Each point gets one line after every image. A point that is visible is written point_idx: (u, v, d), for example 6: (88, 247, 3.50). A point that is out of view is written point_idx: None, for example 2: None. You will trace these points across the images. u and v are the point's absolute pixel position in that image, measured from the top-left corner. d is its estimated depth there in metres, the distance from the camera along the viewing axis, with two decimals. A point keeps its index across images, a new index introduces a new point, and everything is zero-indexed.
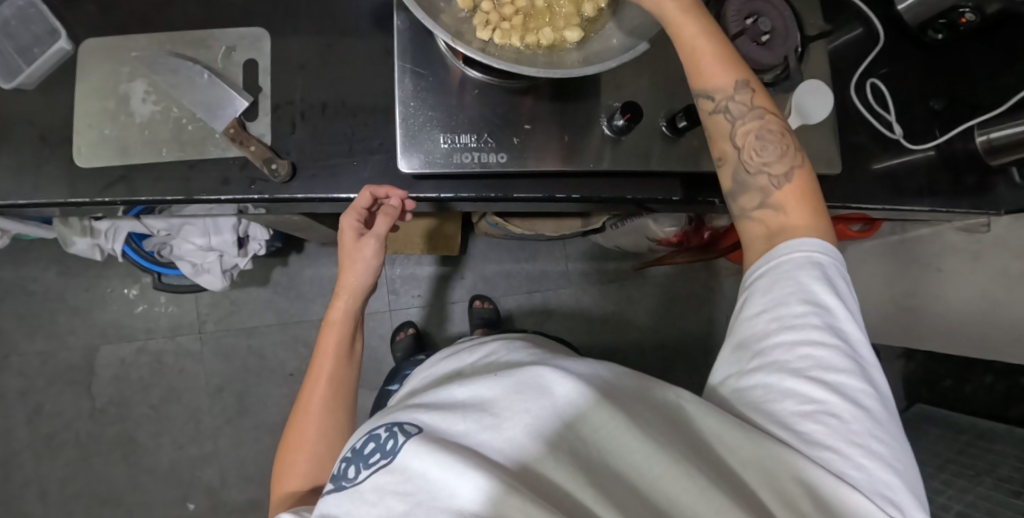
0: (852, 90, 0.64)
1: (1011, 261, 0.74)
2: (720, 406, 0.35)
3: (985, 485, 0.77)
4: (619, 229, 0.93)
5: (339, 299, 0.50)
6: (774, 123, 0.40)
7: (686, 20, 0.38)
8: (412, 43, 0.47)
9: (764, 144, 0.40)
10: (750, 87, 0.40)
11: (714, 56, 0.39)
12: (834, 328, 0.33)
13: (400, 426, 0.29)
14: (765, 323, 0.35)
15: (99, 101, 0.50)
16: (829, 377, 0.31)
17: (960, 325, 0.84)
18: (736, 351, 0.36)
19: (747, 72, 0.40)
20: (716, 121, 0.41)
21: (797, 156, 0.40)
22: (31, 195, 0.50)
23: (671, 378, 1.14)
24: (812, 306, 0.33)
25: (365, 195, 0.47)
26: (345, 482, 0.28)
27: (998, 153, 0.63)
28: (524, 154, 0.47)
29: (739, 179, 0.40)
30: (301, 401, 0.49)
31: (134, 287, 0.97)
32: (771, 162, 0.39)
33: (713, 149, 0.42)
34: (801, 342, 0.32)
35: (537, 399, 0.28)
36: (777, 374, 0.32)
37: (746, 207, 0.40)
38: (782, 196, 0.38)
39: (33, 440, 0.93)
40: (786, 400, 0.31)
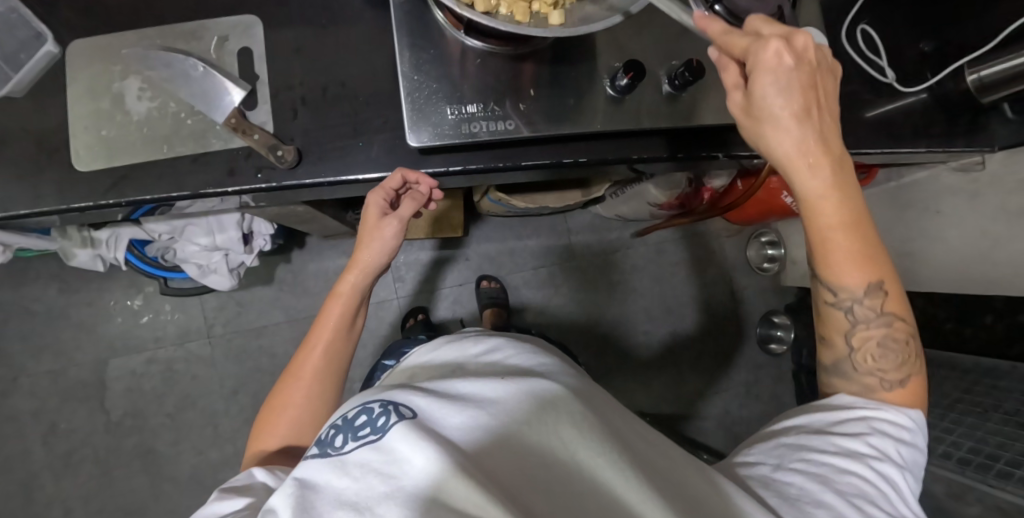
0: (843, 37, 0.65)
1: (1007, 196, 0.75)
2: (739, 474, 0.37)
3: (994, 420, 0.82)
4: (620, 197, 0.94)
5: (350, 273, 0.50)
6: (901, 329, 0.41)
7: (836, 206, 0.36)
8: (410, 17, 0.46)
9: (883, 352, 0.41)
10: (883, 294, 0.39)
11: (854, 258, 0.38)
12: (884, 474, 0.36)
13: (395, 405, 0.28)
14: (823, 441, 0.38)
15: (92, 102, 0.49)
16: (870, 508, 0.33)
17: (962, 266, 0.85)
18: (783, 446, 0.38)
19: (887, 277, 0.39)
20: (836, 314, 0.41)
21: (915, 362, 0.41)
22: (33, 204, 0.49)
23: (680, 342, 1.15)
24: (874, 450, 0.37)
25: (396, 178, 0.48)
26: (331, 450, 0.28)
27: (990, 90, 0.62)
28: (531, 119, 0.47)
29: (841, 367, 0.42)
30: (293, 362, 0.50)
31: (138, 297, 0.97)
32: (886, 369, 0.41)
33: (823, 331, 0.43)
34: (852, 471, 0.35)
35: (530, 403, 0.29)
36: (823, 484, 0.34)
37: (840, 386, 0.43)
38: (886, 398, 0.41)
39: (50, 460, 0.92)
40: (820, 508, 0.32)
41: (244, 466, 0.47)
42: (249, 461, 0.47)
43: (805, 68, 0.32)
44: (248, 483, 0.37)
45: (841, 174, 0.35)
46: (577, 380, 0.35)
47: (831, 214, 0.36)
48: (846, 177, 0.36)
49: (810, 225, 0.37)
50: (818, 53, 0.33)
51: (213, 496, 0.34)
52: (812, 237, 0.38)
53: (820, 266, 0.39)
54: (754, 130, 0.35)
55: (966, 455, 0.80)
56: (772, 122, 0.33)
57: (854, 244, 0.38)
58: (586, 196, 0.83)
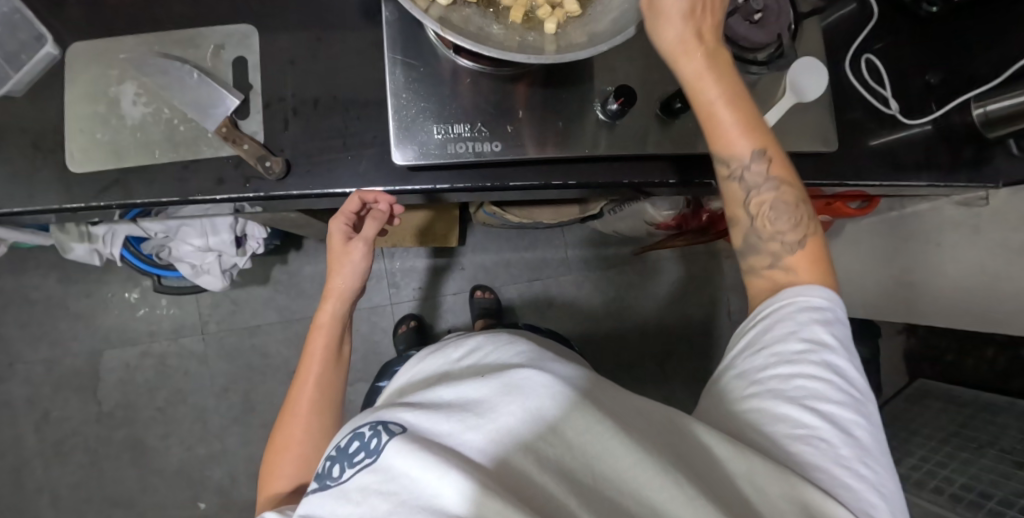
0: (847, 66, 0.64)
1: (1010, 234, 0.74)
2: (710, 419, 0.37)
3: (988, 457, 0.80)
4: (617, 215, 0.93)
5: (327, 302, 0.51)
6: (792, 193, 0.41)
7: (710, 72, 0.38)
8: (403, 34, 0.46)
9: (778, 215, 0.41)
10: (768, 159, 0.40)
11: (735, 126, 0.39)
12: (829, 363, 0.35)
13: (384, 425, 0.29)
14: (762, 355, 0.37)
15: (89, 105, 0.50)
16: (823, 407, 0.33)
17: (964, 299, 0.84)
18: (733, 376, 0.38)
19: (767, 143, 0.40)
20: (731, 187, 0.42)
21: (809, 220, 0.41)
22: (27, 202, 0.50)
23: (673, 361, 1.15)
24: (810, 343, 0.35)
25: (354, 201, 0.48)
26: (330, 479, 0.28)
27: (996, 125, 0.61)
28: (519, 141, 0.47)
29: (750, 241, 0.42)
30: (290, 400, 0.50)
31: (135, 291, 0.98)
32: (784, 233, 0.41)
33: (728, 211, 0.44)
34: (798, 374, 0.35)
35: (521, 401, 0.27)
36: (774, 399, 0.34)
37: (757, 265, 0.42)
38: (791, 263, 0.41)
39: (41, 446, 0.93)
40: (779, 424, 0.33)
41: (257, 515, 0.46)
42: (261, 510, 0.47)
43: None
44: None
45: (710, 42, 0.39)
46: (562, 359, 0.34)
47: (714, 88, 0.38)
48: (715, 45, 0.39)
49: (694, 101, 0.39)
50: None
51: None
52: (700, 114, 0.40)
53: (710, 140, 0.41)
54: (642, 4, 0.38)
55: (957, 491, 0.78)
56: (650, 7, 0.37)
57: (739, 113, 0.39)
58: (582, 213, 0.83)
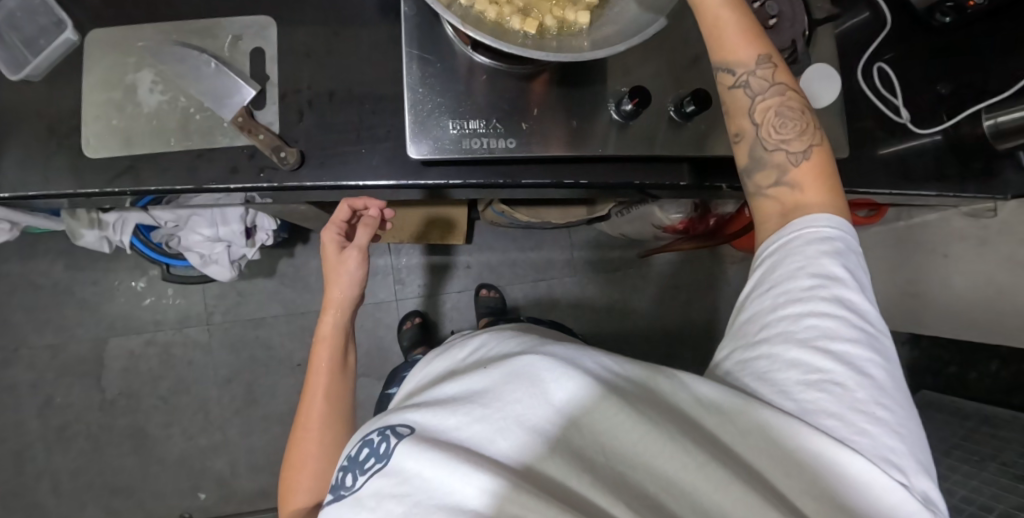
0: (858, 74, 0.64)
1: (1018, 247, 0.74)
2: (720, 374, 0.36)
3: (990, 470, 0.79)
4: (624, 217, 0.94)
5: (327, 313, 0.52)
6: (796, 102, 0.41)
7: None
8: (420, 29, 0.47)
9: (782, 122, 0.41)
10: (772, 63, 0.41)
11: (737, 28, 0.40)
12: (842, 298, 0.34)
13: (392, 429, 0.29)
14: (772, 297, 0.36)
15: (107, 92, 0.50)
16: (836, 347, 0.32)
17: (969, 311, 0.84)
18: (744, 325, 0.37)
19: (769, 48, 0.41)
20: (736, 96, 0.42)
21: (813, 132, 0.41)
22: (41, 186, 0.50)
23: (676, 366, 1.14)
24: (821, 280, 0.34)
25: (344, 209, 0.50)
26: (344, 490, 0.28)
27: (1004, 137, 0.62)
28: (533, 139, 0.48)
29: (755, 154, 0.42)
30: (301, 415, 0.49)
31: (141, 280, 0.98)
32: (790, 143, 0.40)
33: (731, 125, 0.43)
34: (808, 313, 0.34)
35: (524, 384, 0.28)
36: (785, 345, 0.33)
37: (761, 182, 0.41)
38: (799, 174, 0.40)
39: (43, 432, 0.94)
40: (789, 370, 0.32)
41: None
42: None
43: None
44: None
45: None
46: (563, 342, 0.34)
47: None
48: None
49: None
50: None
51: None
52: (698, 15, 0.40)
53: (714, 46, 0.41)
54: None
55: (959, 503, 0.77)
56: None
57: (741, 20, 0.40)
58: (590, 214, 0.83)
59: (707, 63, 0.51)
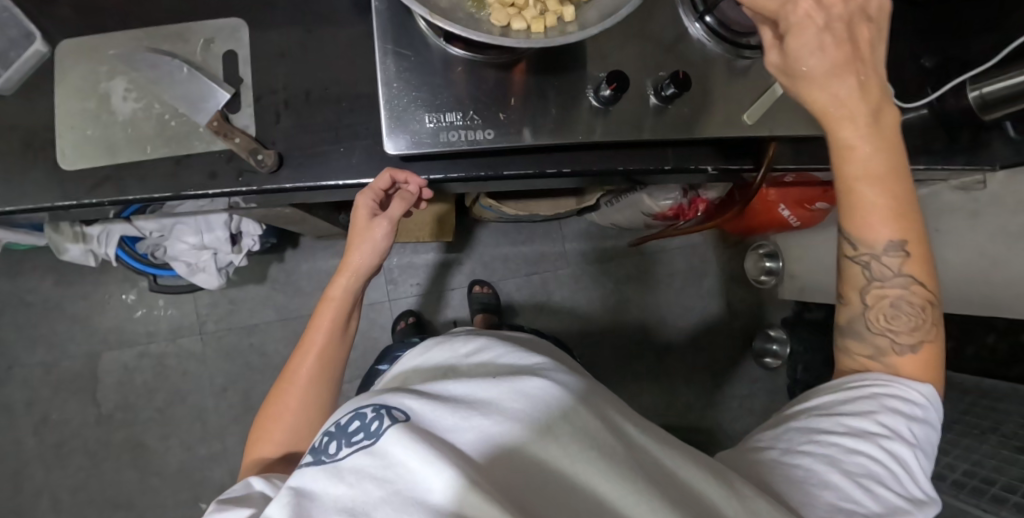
0: None
1: (1009, 218, 0.74)
2: (746, 457, 0.37)
3: (991, 443, 0.79)
4: (614, 205, 0.94)
5: (341, 277, 0.50)
6: (920, 293, 0.41)
7: (864, 152, 0.36)
8: (392, 23, 0.46)
9: (896, 311, 0.41)
10: (904, 254, 0.40)
11: (880, 212, 0.38)
12: (893, 452, 0.37)
13: (388, 409, 0.28)
14: (829, 422, 0.38)
15: (79, 102, 0.49)
16: (879, 488, 0.34)
17: (964, 285, 0.84)
18: (792, 427, 0.39)
19: (913, 236, 0.39)
20: (853, 268, 0.42)
21: (932, 328, 0.41)
22: (19, 200, 0.49)
23: (674, 353, 1.14)
24: (884, 429, 0.37)
25: (385, 178, 0.47)
26: (325, 456, 0.27)
27: (992, 108, 0.61)
28: (511, 130, 0.47)
29: (856, 327, 0.43)
30: (288, 368, 0.50)
31: (132, 292, 0.97)
32: (899, 331, 0.41)
33: (841, 289, 0.44)
34: (861, 452, 0.36)
35: (528, 404, 0.27)
36: (831, 465, 0.35)
37: (856, 349, 0.44)
38: (899, 360, 0.41)
39: (41, 450, 0.93)
40: (828, 490, 0.34)
41: (241, 472, 0.47)
42: (246, 468, 0.47)
43: (836, 23, 0.34)
44: (248, 492, 0.36)
45: (875, 98, 0.35)
46: (572, 371, 0.33)
47: (864, 163, 0.37)
48: (881, 105, 0.35)
49: (837, 170, 0.38)
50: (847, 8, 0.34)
51: (213, 506, 0.33)
52: (838, 185, 0.39)
53: (846, 216, 0.40)
54: (789, 32, 0.34)
55: (961, 478, 0.78)
56: (811, 82, 0.35)
57: (887, 198, 0.38)
58: (579, 204, 0.83)
59: (687, 45, 0.50)
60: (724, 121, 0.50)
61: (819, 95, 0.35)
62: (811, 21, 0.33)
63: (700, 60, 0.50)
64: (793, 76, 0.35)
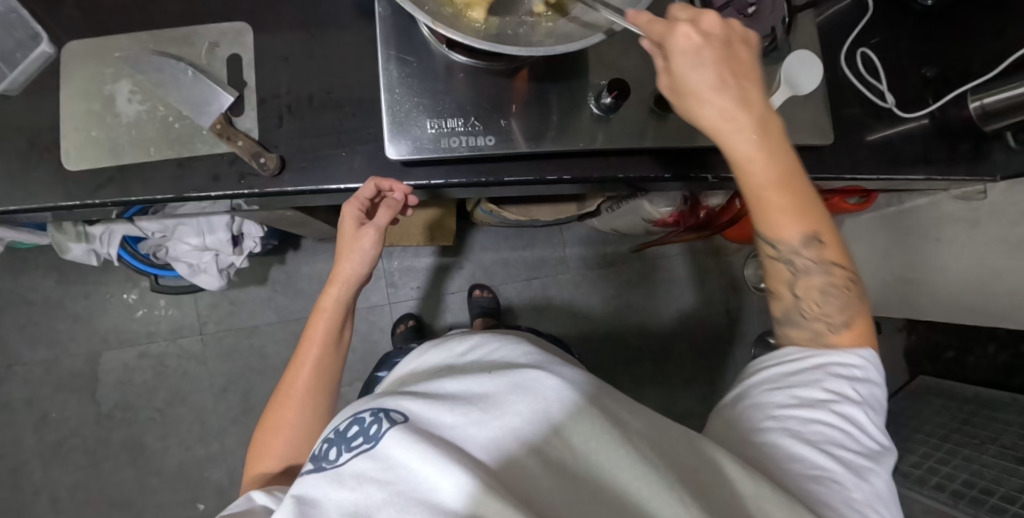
0: (842, 59, 0.64)
1: (1009, 228, 0.74)
2: (722, 439, 0.38)
3: (990, 453, 0.79)
4: (615, 211, 0.95)
5: (332, 287, 0.51)
6: (841, 274, 0.41)
7: (762, 152, 0.36)
8: (396, 29, 0.46)
9: (827, 297, 0.41)
10: (819, 242, 0.40)
11: (790, 210, 0.39)
12: (847, 414, 0.37)
13: (386, 412, 0.29)
14: (782, 395, 0.38)
15: (84, 103, 0.50)
16: (841, 453, 0.35)
17: (965, 296, 0.83)
18: (747, 407, 0.39)
19: (821, 226, 0.40)
20: (777, 264, 0.42)
21: (856, 304, 0.41)
22: (23, 200, 0.50)
23: (673, 360, 1.14)
24: (832, 394, 0.37)
25: (370, 187, 0.47)
26: (326, 463, 0.28)
27: (993, 118, 0.62)
28: (512, 136, 0.47)
29: (792, 317, 0.43)
30: (286, 382, 0.50)
31: (133, 291, 0.98)
32: (831, 314, 0.41)
33: (769, 285, 0.44)
34: (816, 420, 0.36)
35: (525, 400, 0.28)
36: (792, 438, 0.35)
37: (794, 337, 0.43)
38: (837, 340, 0.41)
39: (40, 448, 0.93)
40: (795, 462, 0.34)
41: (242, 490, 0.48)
42: (247, 484, 0.48)
43: (715, 41, 0.34)
44: (250, 506, 0.36)
45: (758, 104, 0.35)
46: (570, 363, 0.34)
47: (767, 163, 0.36)
48: (763, 110, 0.36)
49: (739, 175, 0.38)
50: (726, 29, 0.34)
51: None
52: (744, 187, 0.39)
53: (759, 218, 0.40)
54: (663, 37, 0.33)
55: (960, 488, 0.77)
56: (698, 96, 0.35)
57: (789, 196, 0.38)
58: (580, 210, 0.83)
59: None
60: None
61: (702, 105, 0.35)
62: (687, 40, 0.33)
63: None
64: (681, 92, 0.35)
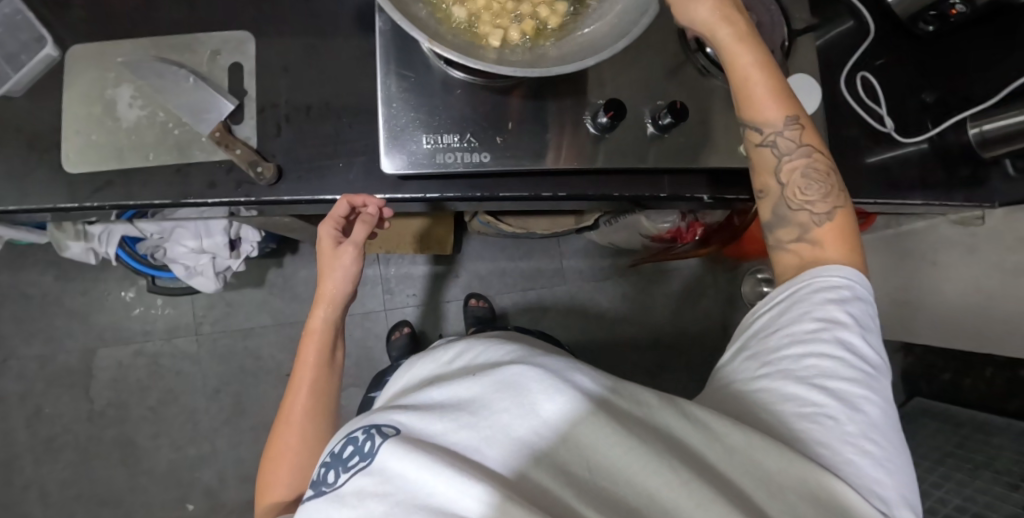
0: (842, 83, 0.64)
1: (1006, 255, 0.73)
2: (715, 404, 0.38)
3: (983, 478, 0.78)
4: (611, 227, 0.94)
5: (319, 307, 0.51)
6: (821, 160, 0.43)
7: (740, 45, 0.41)
8: (395, 44, 0.47)
9: (809, 183, 0.43)
10: (798, 124, 0.43)
11: (767, 91, 0.42)
12: (844, 342, 0.36)
13: (377, 428, 0.30)
14: (777, 337, 0.38)
15: (85, 107, 0.50)
16: (834, 384, 0.34)
17: (961, 321, 0.83)
18: (746, 360, 0.39)
19: (798, 109, 0.42)
20: (763, 154, 0.44)
21: (838, 194, 0.43)
22: (22, 201, 0.50)
23: (668, 374, 1.14)
24: (824, 323, 0.37)
25: (343, 205, 0.48)
26: (325, 486, 0.29)
27: (991, 146, 0.62)
28: (507, 153, 0.48)
29: (779, 212, 0.44)
30: (285, 409, 0.50)
31: (130, 290, 0.98)
32: (814, 202, 0.42)
33: (758, 182, 0.45)
34: (809, 355, 0.36)
35: (512, 397, 0.28)
36: (784, 380, 0.35)
37: (784, 238, 0.44)
38: (821, 232, 0.42)
39: (32, 443, 0.93)
40: (788, 403, 0.34)
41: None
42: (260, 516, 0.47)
43: None
44: None
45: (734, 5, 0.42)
46: (554, 354, 0.34)
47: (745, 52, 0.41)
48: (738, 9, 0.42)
49: (726, 64, 0.42)
50: None
51: None
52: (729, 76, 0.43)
53: (742, 105, 0.43)
54: None
55: (952, 513, 0.76)
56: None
57: (769, 81, 0.42)
58: (578, 223, 0.83)
59: (687, 73, 0.51)
60: (721, 150, 0.51)
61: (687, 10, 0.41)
62: None
63: (699, 91, 0.51)
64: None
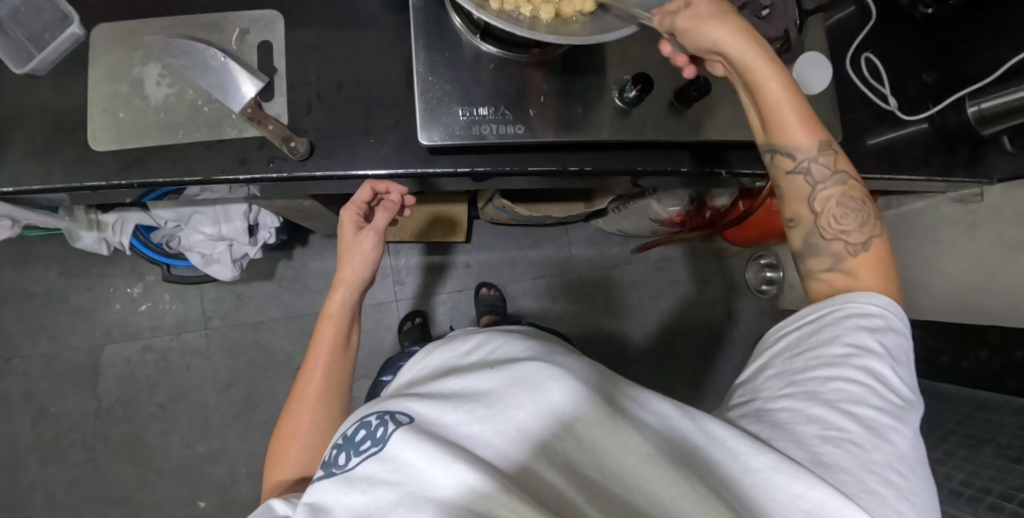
0: (847, 63, 0.66)
1: (1004, 229, 0.77)
2: (732, 415, 0.37)
3: (987, 453, 0.77)
4: (622, 212, 0.96)
5: (336, 292, 0.52)
6: (854, 190, 0.44)
7: (768, 69, 0.41)
8: (427, 19, 0.48)
9: (843, 212, 0.43)
10: (831, 152, 0.44)
11: (800, 119, 0.43)
12: (872, 368, 0.35)
13: (391, 415, 0.29)
14: (803, 358, 0.38)
15: (112, 85, 0.50)
16: (859, 411, 0.33)
17: (963, 296, 0.87)
18: (770, 377, 0.39)
19: (829, 139, 0.44)
20: (796, 181, 0.45)
21: (873, 224, 0.43)
22: (46, 180, 0.49)
23: (677, 359, 1.15)
24: (854, 348, 0.36)
25: (366, 190, 0.50)
26: (335, 468, 0.28)
27: (990, 122, 0.64)
28: (538, 125, 0.48)
29: (812, 241, 0.44)
30: (297, 389, 0.50)
31: (138, 285, 0.97)
32: (850, 231, 0.43)
33: (791, 210, 0.46)
34: (836, 377, 0.35)
35: (528, 399, 0.27)
36: (809, 400, 0.34)
37: (816, 267, 0.44)
38: (855, 263, 0.42)
39: (37, 443, 0.91)
40: (810, 425, 0.32)
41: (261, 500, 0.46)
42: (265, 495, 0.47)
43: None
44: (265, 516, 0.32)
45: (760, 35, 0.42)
46: (572, 358, 0.33)
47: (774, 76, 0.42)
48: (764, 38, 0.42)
49: (756, 92, 0.43)
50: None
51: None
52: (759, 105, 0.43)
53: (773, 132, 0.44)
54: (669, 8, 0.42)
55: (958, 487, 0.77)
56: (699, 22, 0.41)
57: (799, 110, 0.43)
58: (588, 209, 0.84)
59: None
60: (738, 124, 0.52)
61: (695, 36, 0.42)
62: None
63: None
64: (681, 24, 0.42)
